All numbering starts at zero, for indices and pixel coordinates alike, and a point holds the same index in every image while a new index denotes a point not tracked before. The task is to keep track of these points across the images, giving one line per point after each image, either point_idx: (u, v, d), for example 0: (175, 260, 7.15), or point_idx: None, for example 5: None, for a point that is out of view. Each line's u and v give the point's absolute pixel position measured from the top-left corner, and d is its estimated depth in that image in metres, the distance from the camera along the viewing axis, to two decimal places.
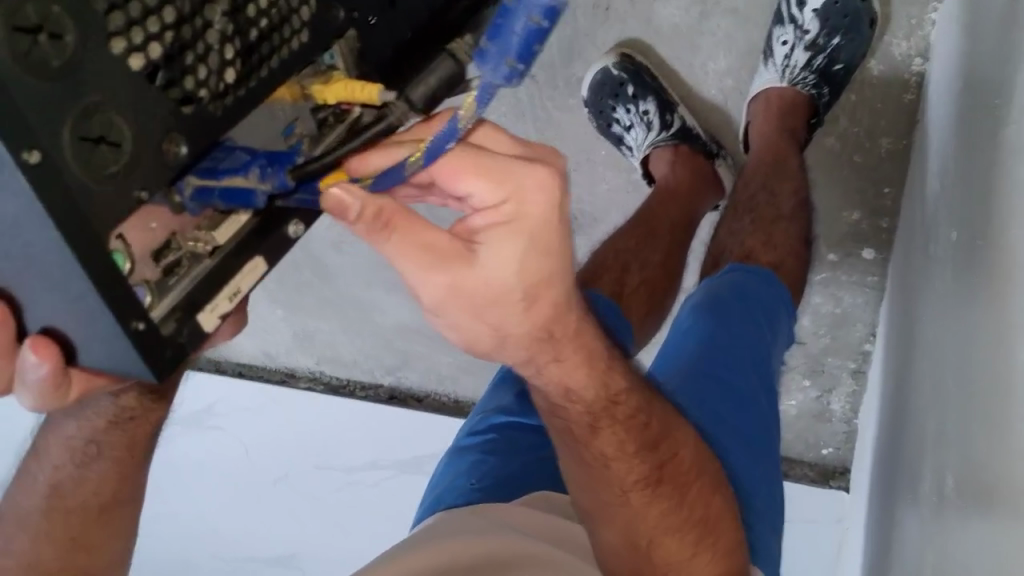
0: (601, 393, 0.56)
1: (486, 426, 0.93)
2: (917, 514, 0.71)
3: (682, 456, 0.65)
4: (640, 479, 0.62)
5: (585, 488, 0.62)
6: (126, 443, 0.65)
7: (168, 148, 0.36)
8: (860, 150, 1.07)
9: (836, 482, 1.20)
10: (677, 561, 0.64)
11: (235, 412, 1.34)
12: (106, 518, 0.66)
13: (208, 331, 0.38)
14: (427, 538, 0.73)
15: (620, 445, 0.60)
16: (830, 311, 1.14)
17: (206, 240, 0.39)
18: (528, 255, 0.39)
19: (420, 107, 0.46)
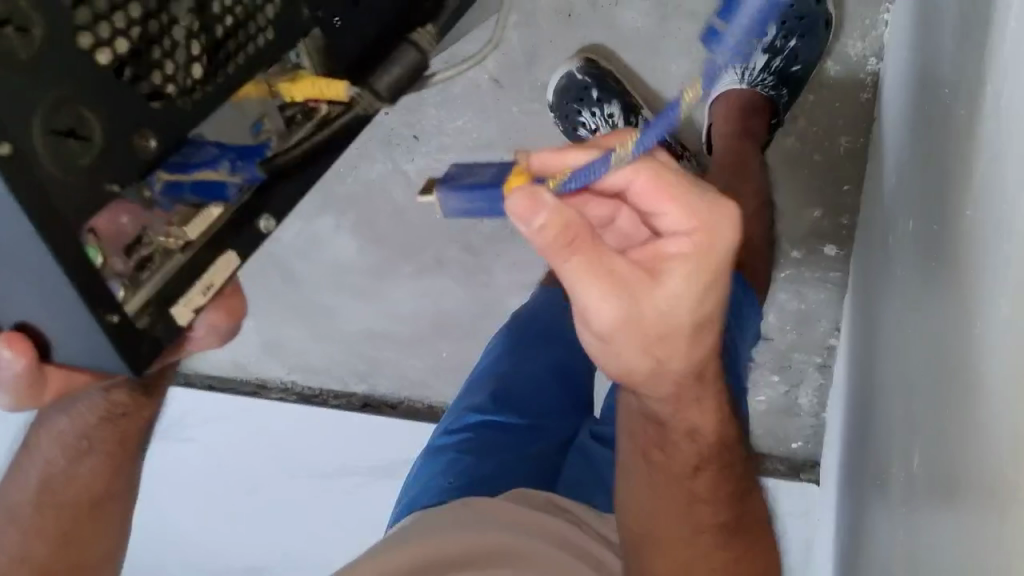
0: (701, 438, 0.60)
1: (461, 426, 0.92)
2: (889, 511, 0.72)
3: (755, 521, 0.66)
4: (717, 523, 0.63)
5: (654, 536, 0.62)
6: (118, 436, 0.62)
7: (138, 140, 0.41)
8: (820, 148, 1.10)
9: (807, 475, 1.22)
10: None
11: (209, 423, 1.35)
12: (97, 510, 0.64)
13: (183, 323, 0.44)
14: (406, 536, 0.76)
15: (713, 487, 0.62)
16: (795, 308, 1.17)
17: (177, 237, 0.44)
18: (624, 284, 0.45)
19: (383, 96, 0.56)
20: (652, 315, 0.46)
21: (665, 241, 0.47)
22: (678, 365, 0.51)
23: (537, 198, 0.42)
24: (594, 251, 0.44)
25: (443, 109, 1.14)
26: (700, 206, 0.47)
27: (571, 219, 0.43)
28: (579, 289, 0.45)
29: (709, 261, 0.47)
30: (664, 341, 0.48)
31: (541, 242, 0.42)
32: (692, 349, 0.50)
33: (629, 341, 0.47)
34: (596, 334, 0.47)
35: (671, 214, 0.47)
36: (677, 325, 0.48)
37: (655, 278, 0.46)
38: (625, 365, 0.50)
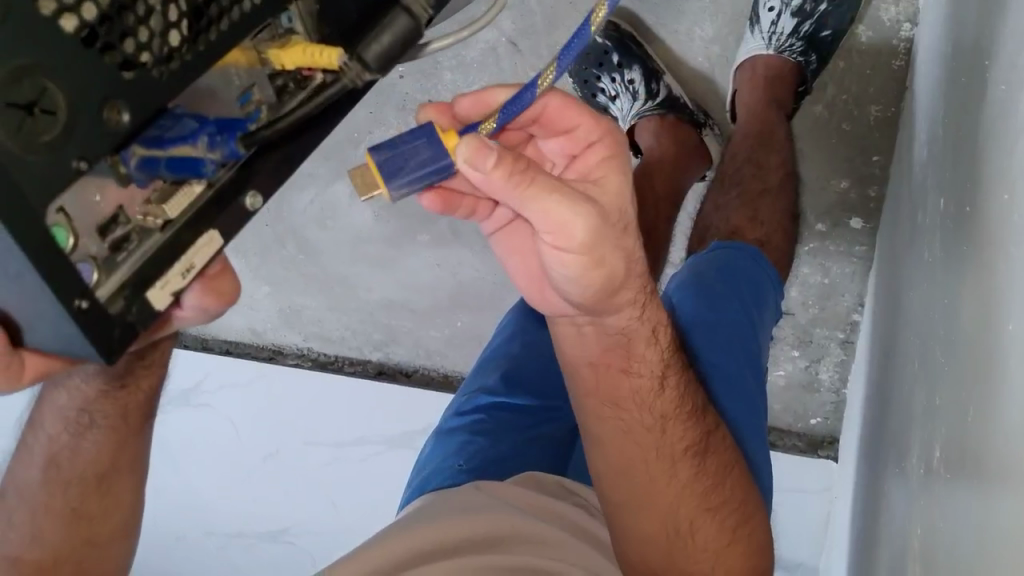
0: (658, 346, 0.64)
1: (472, 407, 0.91)
2: (905, 488, 0.70)
3: (721, 435, 0.70)
4: (689, 448, 0.66)
5: (635, 460, 0.65)
6: (120, 409, 0.60)
7: (108, 115, 0.33)
8: (848, 117, 1.05)
9: (824, 451, 1.18)
10: (713, 540, 0.67)
11: (221, 389, 1.33)
12: (105, 485, 0.62)
13: (161, 308, 0.36)
14: (417, 519, 0.76)
15: (678, 405, 0.66)
16: (818, 282, 1.12)
17: (156, 214, 0.37)
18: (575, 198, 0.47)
19: (374, 68, 0.46)
20: (612, 210, 0.50)
21: (586, 153, 0.53)
22: (638, 263, 0.54)
23: (481, 144, 0.43)
24: (551, 180, 0.46)
25: (458, 73, 1.11)
26: (598, 117, 0.54)
27: (513, 156, 0.44)
28: (558, 209, 0.46)
29: (622, 159, 0.53)
30: (627, 235, 0.51)
31: (502, 175, 0.44)
32: (639, 246, 0.54)
33: (606, 245, 0.49)
34: (574, 253, 0.49)
35: (583, 125, 0.53)
36: (628, 220, 0.52)
37: (597, 183, 0.52)
38: (602, 278, 0.52)
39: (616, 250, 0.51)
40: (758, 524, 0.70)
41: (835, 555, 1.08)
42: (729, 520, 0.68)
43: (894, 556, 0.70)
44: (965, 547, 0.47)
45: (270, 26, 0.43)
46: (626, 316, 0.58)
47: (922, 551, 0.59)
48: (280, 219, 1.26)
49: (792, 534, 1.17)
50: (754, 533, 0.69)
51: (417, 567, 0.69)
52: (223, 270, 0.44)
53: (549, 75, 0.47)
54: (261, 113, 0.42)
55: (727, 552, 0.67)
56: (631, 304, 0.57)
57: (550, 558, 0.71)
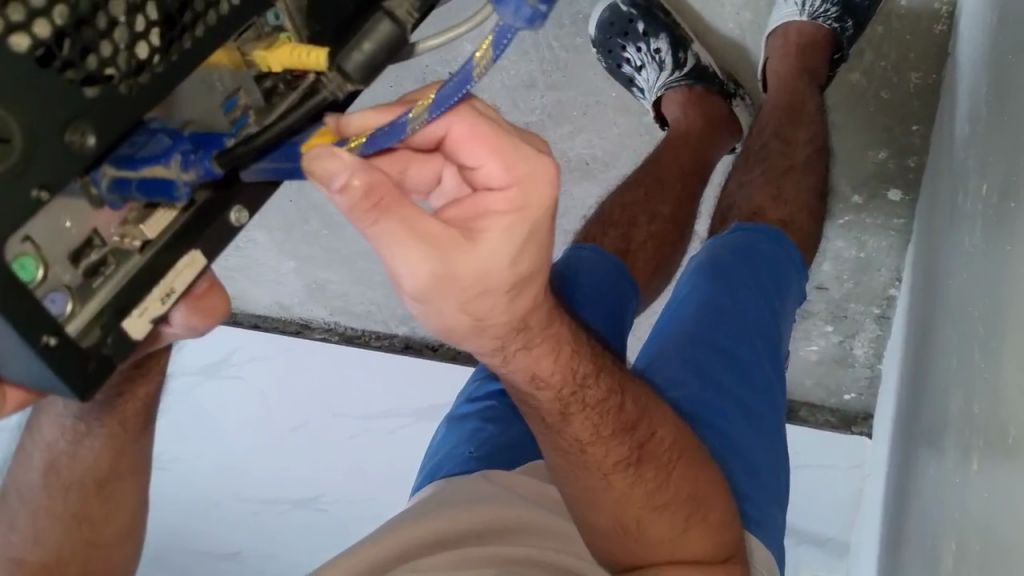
0: (552, 386, 0.55)
1: (483, 394, 0.90)
2: (936, 462, 0.67)
3: (659, 437, 0.64)
4: (619, 461, 0.61)
5: (564, 471, 0.62)
6: (118, 418, 0.62)
7: (72, 138, 0.31)
8: (887, 86, 0.99)
9: (858, 427, 1.14)
10: (667, 533, 0.64)
11: (252, 361, 1.33)
12: (106, 489, 0.64)
13: (137, 337, 0.35)
14: (423, 510, 0.74)
15: (595, 430, 0.59)
16: (853, 256, 1.08)
17: (134, 235, 0.35)
18: (409, 251, 0.37)
19: (358, 79, 0.41)
20: (465, 277, 0.39)
21: (482, 194, 0.39)
22: (500, 322, 0.44)
23: (336, 155, 0.35)
24: (394, 223, 0.37)
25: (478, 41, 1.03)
26: (513, 159, 0.38)
27: (368, 183, 0.35)
28: (392, 255, 0.37)
29: (526, 219, 0.38)
30: (485, 298, 0.41)
31: (343, 204, 0.35)
32: (514, 304, 0.43)
33: (448, 302, 0.40)
34: (413, 298, 0.40)
35: (485, 164, 0.38)
36: (493, 286, 0.40)
37: (470, 237, 0.38)
38: (449, 329, 0.43)
39: (464, 309, 0.41)
40: (716, 503, 0.66)
41: (867, 534, 1.05)
42: (680, 514, 0.64)
43: (923, 548, 0.67)
44: (998, 562, 0.44)
45: (257, 25, 0.40)
46: (505, 365, 0.51)
47: (952, 557, 0.56)
48: (301, 195, 1.24)
49: (823, 512, 1.14)
50: (712, 517, 0.65)
51: (419, 558, 0.68)
52: (212, 287, 0.44)
53: (423, 108, 0.36)
54: (249, 119, 0.40)
55: (685, 539, 0.64)
56: (485, 353, 0.47)
57: (556, 550, 0.70)
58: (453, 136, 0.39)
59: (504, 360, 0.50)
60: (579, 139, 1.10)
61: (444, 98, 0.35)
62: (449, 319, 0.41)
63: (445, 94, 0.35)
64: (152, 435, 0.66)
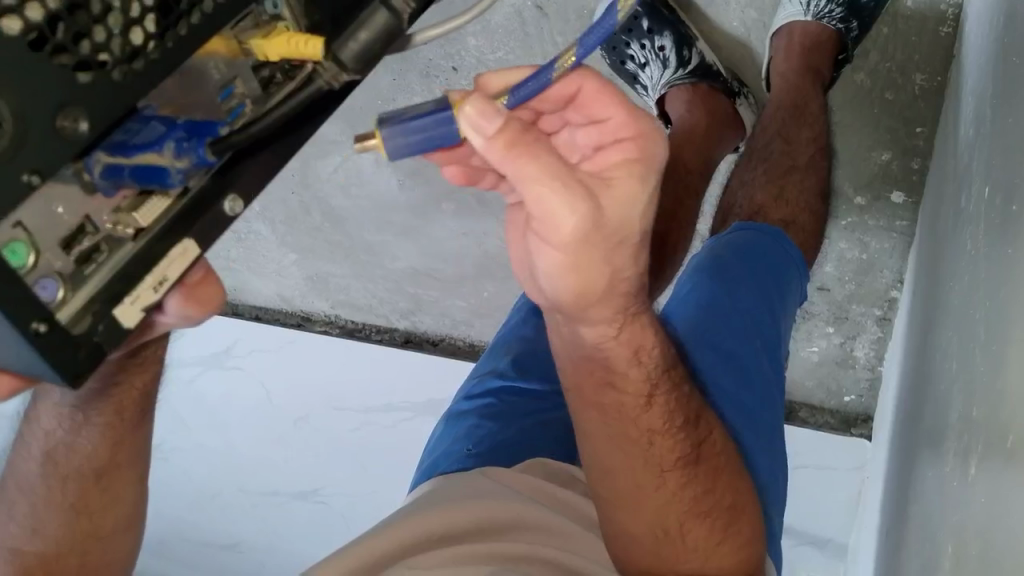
0: (648, 362, 0.57)
1: (482, 391, 0.90)
2: (936, 468, 0.66)
3: (713, 439, 0.64)
4: (680, 458, 0.61)
5: (622, 465, 0.60)
6: (115, 409, 0.62)
7: (64, 124, 0.30)
8: (892, 86, 0.98)
9: (858, 429, 1.14)
10: (703, 541, 0.63)
11: (253, 353, 1.32)
12: (104, 480, 0.65)
13: (129, 326, 0.35)
14: (425, 505, 0.73)
15: (668, 419, 0.60)
16: (856, 257, 1.07)
17: (127, 222, 0.35)
18: (569, 195, 0.38)
19: (353, 68, 0.42)
20: (613, 223, 0.41)
21: (615, 148, 0.42)
22: (626, 280, 0.46)
23: (482, 103, 0.36)
24: (557, 162, 0.38)
25: (482, 39, 1.04)
26: (638, 115, 0.43)
27: (523, 124, 0.37)
28: (547, 200, 0.38)
29: (655, 166, 0.42)
30: (620, 251, 0.43)
31: (498, 149, 0.36)
32: (637, 262, 0.45)
33: (594, 253, 0.42)
34: (556, 249, 0.41)
35: (616, 118, 0.43)
36: (631, 237, 0.43)
37: (604, 184, 0.41)
38: (580, 287, 0.44)
39: (601, 263, 0.43)
40: (747, 521, 0.65)
41: (864, 537, 1.05)
42: (719, 523, 0.63)
43: (919, 557, 0.67)
44: (997, 561, 0.43)
45: (255, 12, 0.40)
46: (617, 335, 0.53)
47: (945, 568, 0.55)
48: (305, 188, 1.23)
49: (821, 512, 1.14)
50: (744, 531, 0.64)
51: (417, 556, 0.67)
52: (206, 277, 0.43)
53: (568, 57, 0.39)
54: (245, 109, 0.40)
55: (718, 550, 0.63)
56: (605, 320, 0.50)
57: (557, 548, 0.70)
58: (582, 91, 0.44)
59: (625, 321, 0.52)
60: None
61: (589, 39, 0.38)
62: (588, 280, 0.44)
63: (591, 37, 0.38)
64: (151, 425, 0.66)
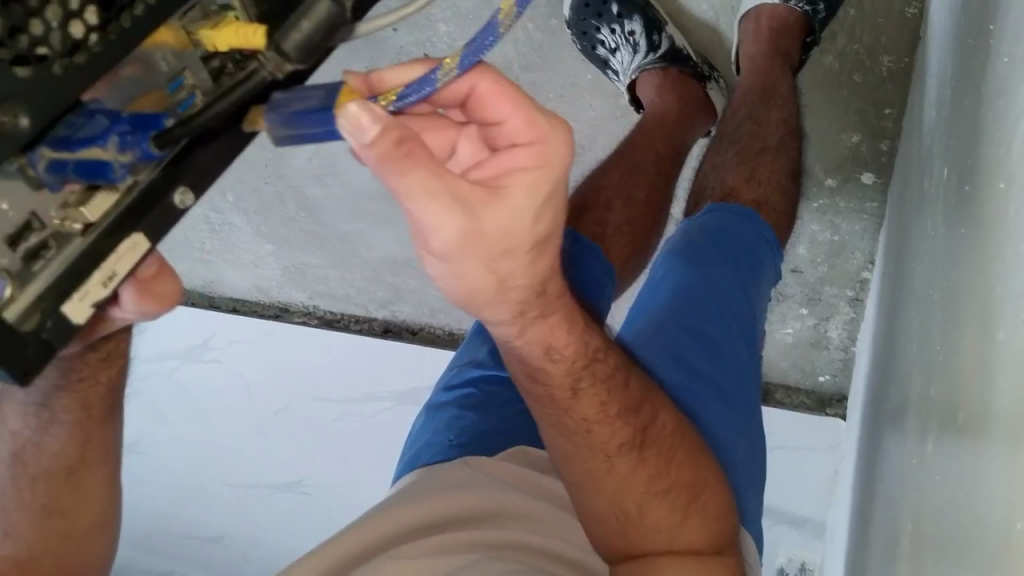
0: (565, 358, 0.56)
1: (462, 381, 0.90)
2: (898, 445, 0.67)
3: (660, 422, 0.65)
4: (624, 443, 0.62)
5: (569, 455, 0.62)
6: (83, 405, 0.61)
7: (3, 119, 0.30)
8: (860, 69, 0.99)
9: (833, 409, 1.16)
10: (665, 521, 0.63)
11: (232, 345, 1.32)
12: (75, 478, 0.65)
13: (79, 322, 0.35)
14: (408, 496, 0.73)
15: (601, 409, 0.60)
16: (827, 239, 1.08)
17: (75, 218, 0.35)
18: (449, 206, 0.37)
19: (296, 59, 0.41)
20: (492, 236, 0.39)
21: (509, 153, 0.40)
22: (521, 285, 0.43)
23: (366, 109, 0.35)
24: (437, 169, 0.36)
25: (453, 25, 1.03)
26: (536, 117, 0.40)
27: (401, 134, 0.35)
28: (421, 208, 0.37)
29: (553, 172, 0.40)
30: (509, 258, 0.40)
31: (374, 157, 0.35)
32: (534, 266, 0.43)
33: (473, 262, 0.40)
34: (441, 258, 0.39)
35: (513, 118, 0.41)
36: (522, 245, 0.40)
37: (495, 194, 0.39)
38: (471, 291, 0.42)
39: (486, 270, 0.41)
40: (713, 493, 0.66)
41: (839, 514, 1.07)
42: (679, 500, 0.64)
43: (884, 535, 0.67)
44: (952, 543, 0.43)
45: (203, 4, 0.39)
46: (520, 337, 0.52)
47: (907, 548, 0.55)
48: (279, 178, 1.22)
49: (797, 492, 1.15)
50: (709, 507, 0.65)
51: (401, 545, 0.67)
52: (161, 271, 0.43)
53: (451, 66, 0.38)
54: (196, 100, 0.39)
55: (683, 527, 0.63)
56: (506, 321, 0.48)
57: (544, 535, 0.70)
58: (477, 91, 0.41)
59: (523, 328, 0.50)
60: None
61: (471, 55, 0.38)
62: (481, 286, 0.42)
63: (473, 50, 0.37)
64: (119, 422, 0.66)
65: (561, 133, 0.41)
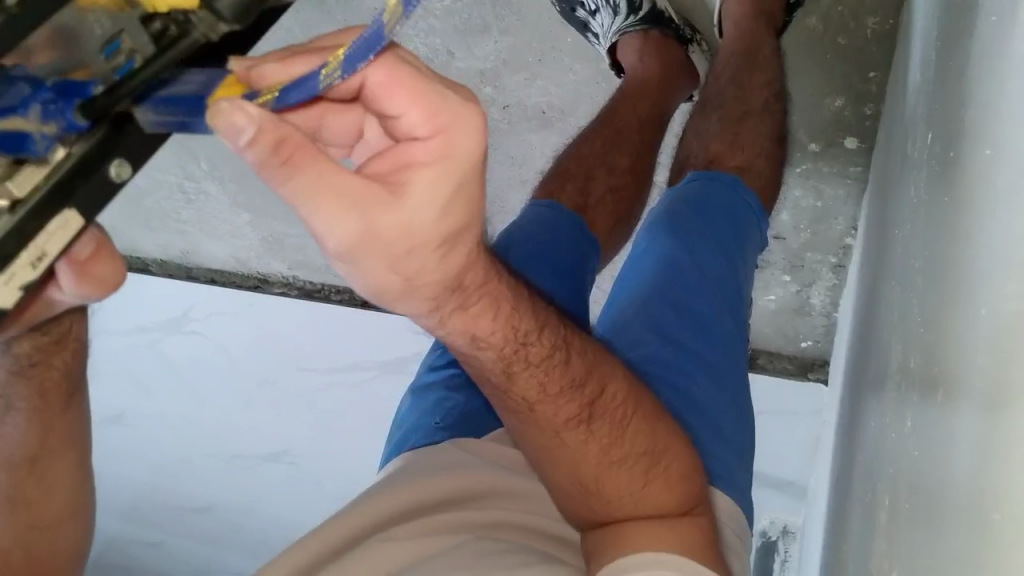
0: (495, 343, 0.55)
1: (446, 361, 0.87)
2: (877, 414, 0.66)
3: (611, 391, 0.63)
4: (571, 419, 0.61)
5: (520, 429, 0.63)
6: (36, 388, 0.61)
7: None
8: (844, 31, 0.96)
9: (815, 374, 1.15)
10: (625, 489, 0.63)
11: (210, 317, 1.32)
12: (39, 468, 0.63)
13: (5, 306, 0.34)
14: (399, 479, 0.70)
15: (542, 388, 0.59)
16: (810, 205, 1.07)
17: (2, 193, 0.33)
18: (342, 211, 0.37)
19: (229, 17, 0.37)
20: (391, 234, 0.39)
21: (408, 145, 0.39)
22: (434, 280, 0.44)
23: (238, 108, 0.34)
24: (323, 171, 0.37)
25: None
26: (437, 106, 0.38)
27: (284, 133, 0.35)
28: (313, 213, 0.37)
29: (457, 165, 0.39)
30: (412, 257, 0.41)
31: (253, 160, 0.35)
32: (446, 263, 0.44)
33: (375, 261, 0.40)
34: (341, 259, 0.41)
35: (409, 113, 0.38)
36: (426, 241, 0.41)
37: (394, 192, 0.39)
38: (393, 282, 0.42)
39: (394, 267, 0.41)
40: (675, 455, 0.65)
41: (819, 479, 1.07)
42: (638, 469, 0.63)
43: (862, 507, 0.67)
44: (927, 517, 0.42)
45: None
46: (442, 326, 0.51)
47: (885, 526, 0.54)
48: None
49: (776, 458, 1.16)
50: (671, 470, 0.64)
51: (396, 526, 0.66)
52: (99, 250, 0.42)
53: (336, 65, 0.35)
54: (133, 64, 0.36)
55: (645, 494, 0.63)
56: (423, 314, 0.48)
57: (528, 512, 0.69)
58: (370, 84, 0.38)
59: (442, 321, 0.51)
60: (534, 88, 1.07)
61: (354, 57, 0.35)
62: (395, 281, 0.43)
63: (354, 55, 0.35)
64: (83, 403, 0.65)
65: (468, 122, 0.39)
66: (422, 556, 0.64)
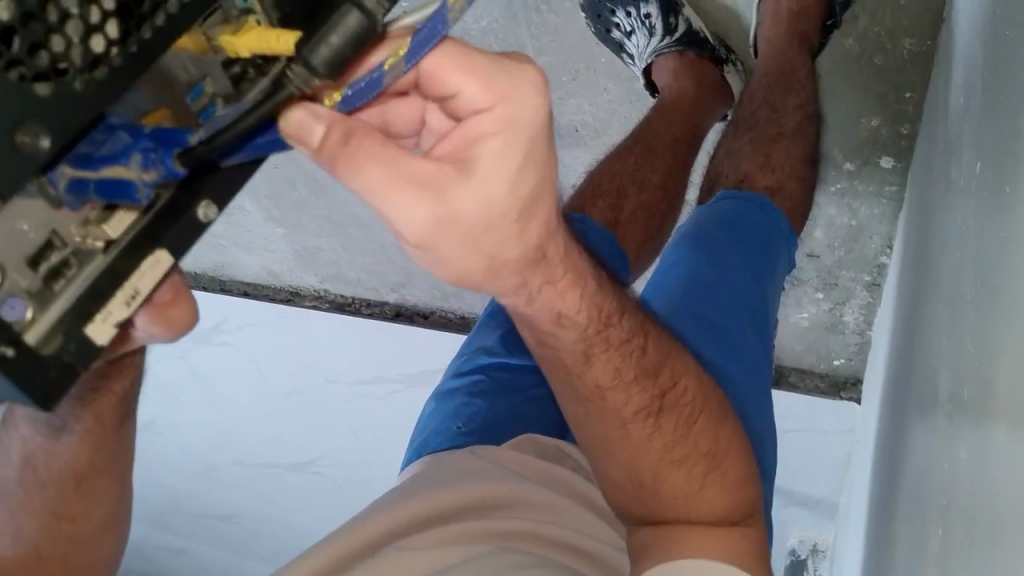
0: (574, 327, 0.55)
1: (471, 367, 0.89)
2: (926, 436, 0.66)
3: (682, 386, 0.64)
4: (639, 410, 0.62)
5: (584, 417, 0.64)
6: (92, 413, 0.62)
7: (23, 139, 0.31)
8: (881, 51, 0.96)
9: (847, 393, 1.13)
10: (683, 489, 0.64)
11: (241, 329, 1.32)
12: (85, 487, 0.65)
13: (102, 343, 0.36)
14: (416, 486, 0.72)
15: (616, 374, 0.60)
16: (845, 223, 1.06)
17: (97, 235, 0.36)
18: (410, 191, 0.36)
19: (325, 75, 0.36)
20: (470, 216, 0.37)
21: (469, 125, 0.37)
22: (514, 258, 0.42)
23: (305, 109, 0.35)
24: (384, 152, 0.36)
25: None
26: (492, 77, 0.37)
27: (347, 124, 0.36)
28: (382, 202, 0.36)
29: (521, 131, 0.37)
30: (488, 236, 0.39)
31: (324, 155, 0.36)
32: (525, 237, 0.41)
33: (446, 243, 0.38)
34: (414, 247, 0.39)
35: (464, 89, 0.37)
36: (495, 219, 0.39)
37: (462, 169, 0.37)
38: (452, 273, 0.40)
39: (467, 252, 0.39)
40: (735, 462, 0.66)
41: (853, 498, 1.07)
42: (698, 470, 0.64)
43: (908, 534, 0.66)
44: (984, 551, 0.43)
45: (223, 8, 0.38)
46: (530, 303, 0.50)
47: (936, 562, 0.54)
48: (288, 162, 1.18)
49: (807, 476, 1.15)
50: (728, 477, 0.65)
51: (410, 535, 0.67)
52: (176, 298, 0.45)
53: (398, 58, 0.37)
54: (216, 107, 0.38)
55: (701, 496, 0.64)
56: (508, 292, 0.47)
57: (548, 522, 0.70)
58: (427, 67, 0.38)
59: (530, 298, 0.49)
60: (569, 106, 1.08)
61: (418, 47, 0.36)
62: (463, 271, 0.40)
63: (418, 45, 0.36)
64: (134, 425, 0.67)
65: (524, 85, 0.37)
66: (444, 565, 0.65)
